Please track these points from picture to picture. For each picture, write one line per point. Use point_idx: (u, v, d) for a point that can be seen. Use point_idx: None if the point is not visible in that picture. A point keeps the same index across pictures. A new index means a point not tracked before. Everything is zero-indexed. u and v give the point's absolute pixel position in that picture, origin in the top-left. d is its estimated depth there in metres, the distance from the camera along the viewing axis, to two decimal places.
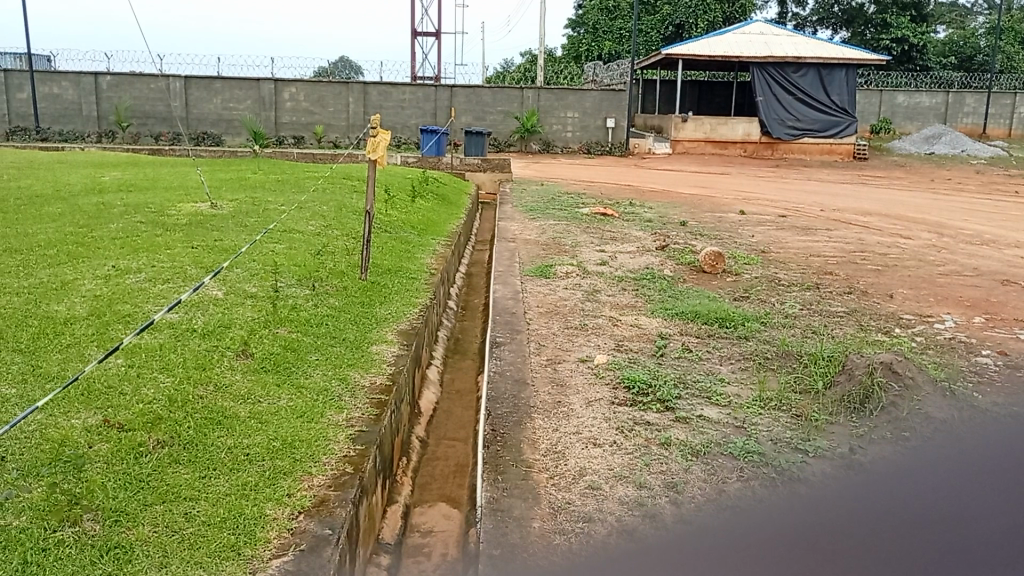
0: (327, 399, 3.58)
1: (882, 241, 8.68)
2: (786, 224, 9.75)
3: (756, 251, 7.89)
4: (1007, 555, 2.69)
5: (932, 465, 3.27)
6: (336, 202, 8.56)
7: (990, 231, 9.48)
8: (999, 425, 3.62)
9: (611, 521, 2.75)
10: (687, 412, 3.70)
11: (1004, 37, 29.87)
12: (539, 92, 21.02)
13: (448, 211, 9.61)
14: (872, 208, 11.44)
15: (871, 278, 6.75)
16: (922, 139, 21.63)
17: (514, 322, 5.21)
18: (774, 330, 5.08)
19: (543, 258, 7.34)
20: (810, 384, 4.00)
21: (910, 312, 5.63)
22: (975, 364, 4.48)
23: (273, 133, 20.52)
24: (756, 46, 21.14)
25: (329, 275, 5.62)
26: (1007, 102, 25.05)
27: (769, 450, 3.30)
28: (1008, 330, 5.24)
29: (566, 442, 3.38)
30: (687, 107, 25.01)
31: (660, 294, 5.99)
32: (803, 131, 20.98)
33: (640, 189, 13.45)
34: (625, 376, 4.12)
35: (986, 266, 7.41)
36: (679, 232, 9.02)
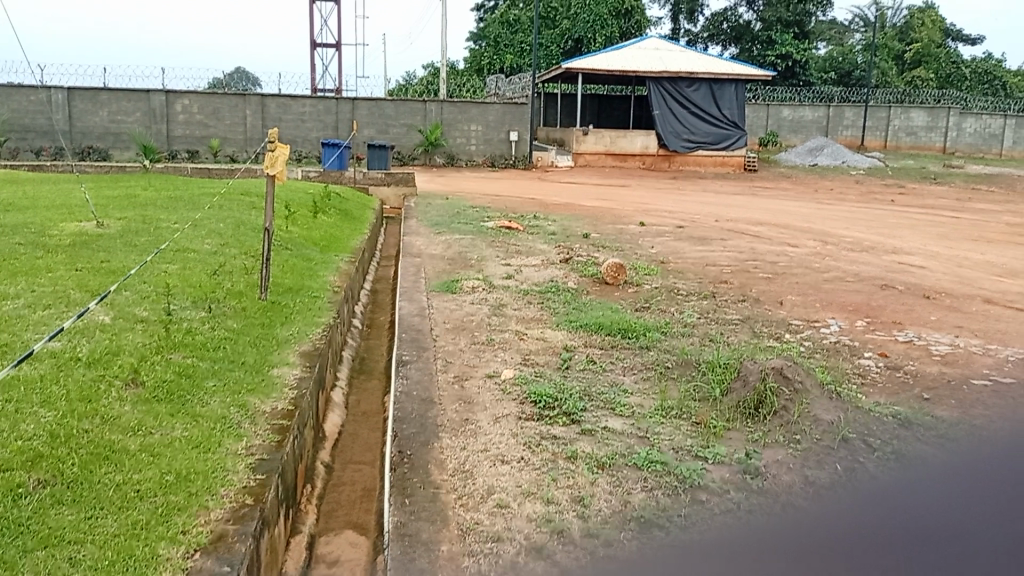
0: (225, 427, 3.45)
1: (772, 249, 9.12)
2: (683, 235, 10.10)
3: (656, 261, 8.13)
4: (893, 558, 2.83)
5: (824, 464, 3.42)
6: (234, 219, 8.29)
7: (869, 238, 10.11)
8: (883, 424, 3.84)
9: (520, 540, 2.75)
10: (592, 424, 3.76)
11: (879, 53, 31.94)
12: (442, 105, 21.03)
13: (352, 226, 9.45)
14: (763, 218, 12.01)
15: (763, 285, 7.08)
16: (806, 151, 22.86)
17: (421, 339, 5.17)
18: (673, 339, 5.24)
19: (449, 272, 7.33)
20: (708, 392, 4.14)
21: (798, 317, 5.93)
22: (859, 366, 4.74)
23: (165, 147, 19.73)
24: (652, 61, 21.83)
25: (227, 295, 5.42)
26: (883, 115, 26.86)
27: (671, 459, 3.39)
28: (887, 332, 5.59)
29: (474, 460, 3.37)
30: (588, 120, 25.57)
31: (565, 307, 6.08)
32: (697, 144, 21.79)
33: (544, 201, 13.66)
34: (532, 391, 4.15)
35: (866, 271, 7.89)
36: (582, 244, 9.18)
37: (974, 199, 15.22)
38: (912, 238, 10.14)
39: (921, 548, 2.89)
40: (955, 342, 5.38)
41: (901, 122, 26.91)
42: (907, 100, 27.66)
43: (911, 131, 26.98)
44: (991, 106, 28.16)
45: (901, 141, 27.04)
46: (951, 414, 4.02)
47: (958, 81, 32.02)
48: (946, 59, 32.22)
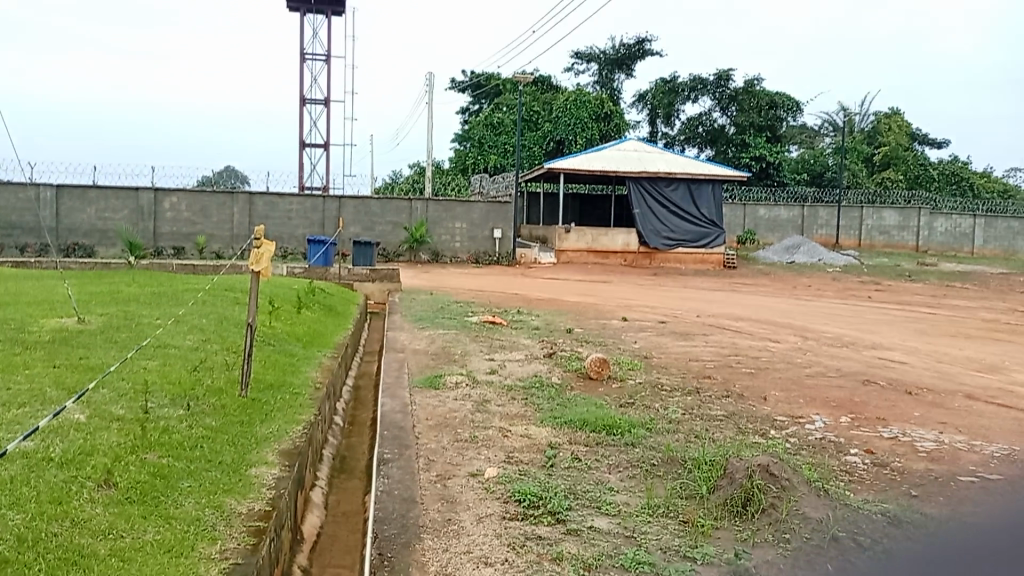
0: (199, 529, 3.35)
1: (754, 345, 9.19)
2: (666, 330, 10.18)
3: (639, 357, 8.16)
4: None
5: (814, 564, 3.34)
6: (217, 315, 8.28)
7: (848, 334, 10.22)
8: (872, 522, 3.78)
9: None
10: (578, 523, 3.69)
11: (850, 156, 33.14)
12: (427, 203, 21.46)
13: (335, 322, 9.44)
14: (744, 313, 12.15)
15: (746, 381, 7.10)
16: (783, 249, 23.34)
17: (403, 436, 5.10)
18: (659, 435, 5.20)
19: (433, 368, 7.30)
20: (695, 489, 4.08)
21: (782, 413, 5.92)
22: (845, 463, 4.70)
23: (151, 243, 19.82)
24: (631, 162, 22.53)
25: (206, 392, 5.36)
26: (856, 215, 27.55)
27: (658, 560, 3.31)
28: (872, 428, 5.57)
29: (457, 563, 3.27)
30: (571, 218, 26.13)
31: (549, 403, 6.04)
32: (677, 241, 22.24)
33: (528, 297, 13.77)
34: (516, 489, 4.07)
35: (848, 366, 7.95)
36: (566, 339, 9.21)
37: (949, 295, 15.53)
38: (891, 334, 10.27)
39: None
40: (940, 438, 5.37)
41: (874, 222, 27.68)
42: (878, 200, 28.55)
43: (884, 230, 27.74)
44: (959, 206, 29.17)
45: (875, 239, 27.69)
46: (941, 512, 3.97)
47: (926, 181, 33.21)
48: (914, 162, 33.61)
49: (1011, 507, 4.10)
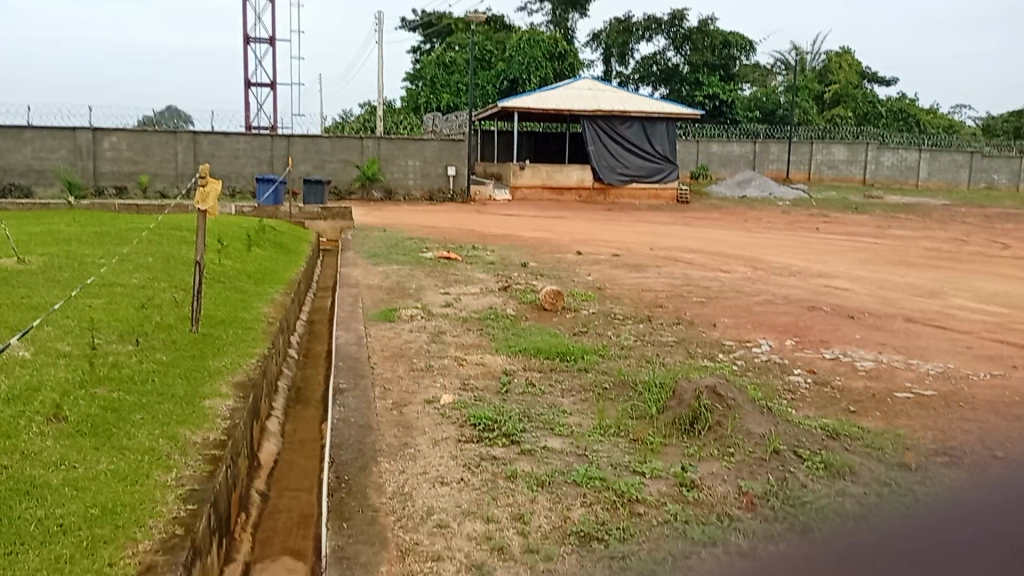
0: (154, 458, 3.34)
1: (705, 275, 9.36)
2: (619, 262, 10.29)
3: (593, 288, 8.26)
4: (828, 548, 2.87)
5: (757, 474, 3.47)
6: (164, 253, 8.10)
7: (796, 263, 10.47)
8: (812, 435, 3.94)
9: (460, 558, 2.72)
10: (532, 444, 3.78)
11: (801, 95, 33.29)
12: (379, 141, 21.06)
13: (287, 258, 9.31)
14: (696, 246, 12.33)
15: (696, 309, 7.26)
16: (735, 183, 23.59)
17: (358, 367, 5.12)
18: (611, 361, 5.32)
19: (387, 302, 7.30)
20: (645, 410, 4.20)
21: (730, 338, 6.08)
22: (788, 383, 4.89)
23: (91, 183, 19.13)
24: (585, 100, 22.32)
25: (155, 328, 5.28)
26: (806, 150, 27.91)
27: (610, 475, 3.42)
28: (814, 350, 5.78)
29: (413, 483, 3.34)
30: (525, 155, 25.97)
31: (504, 333, 6.12)
32: (631, 177, 22.30)
33: (483, 233, 13.75)
34: (471, 414, 4.14)
35: (794, 294, 8.17)
36: (521, 273, 9.26)
37: (893, 226, 15.93)
38: (837, 263, 10.55)
39: (855, 538, 2.95)
40: (879, 358, 5.60)
41: (823, 156, 28.09)
42: (828, 136, 28.94)
43: (833, 165, 28.19)
44: (906, 141, 29.74)
45: (824, 174, 28.15)
46: (876, 425, 4.18)
47: (875, 118, 33.70)
48: (863, 99, 33.95)
49: (942, 419, 4.33)
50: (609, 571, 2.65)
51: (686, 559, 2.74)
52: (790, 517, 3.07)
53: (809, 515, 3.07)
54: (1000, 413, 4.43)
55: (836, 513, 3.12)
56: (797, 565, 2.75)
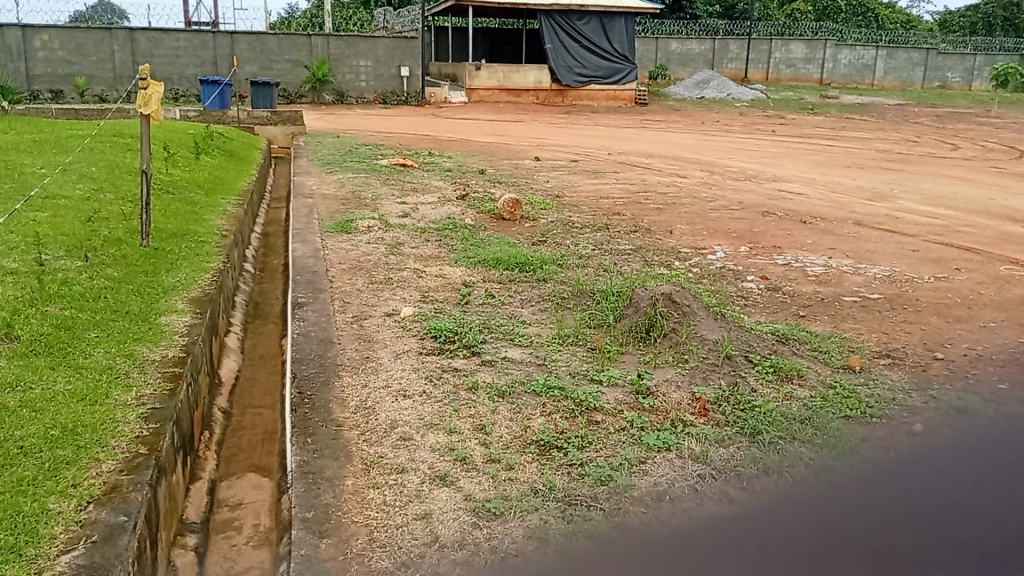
0: (111, 377, 3.32)
1: (663, 181, 9.36)
2: (577, 168, 10.21)
3: (551, 196, 8.21)
4: (780, 450, 2.99)
5: (710, 379, 3.58)
6: (108, 163, 7.78)
7: (752, 167, 10.54)
8: (762, 340, 4.07)
9: (424, 470, 2.79)
10: (492, 354, 3.85)
11: None
12: (329, 39, 20.22)
13: (238, 168, 9.03)
14: (654, 150, 12.30)
15: (654, 216, 7.29)
16: (694, 84, 23.34)
17: (317, 280, 5.08)
18: (569, 271, 5.35)
19: (343, 212, 7.18)
20: (602, 318, 4.28)
21: (687, 245, 6.15)
22: (742, 289, 5.00)
23: (24, 86, 18.09)
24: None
25: (104, 243, 5.12)
26: (765, 48, 27.60)
27: (568, 384, 3.51)
28: (768, 257, 5.88)
29: (376, 396, 3.39)
30: (481, 54, 25.23)
31: (462, 244, 6.08)
32: (589, 78, 21.87)
33: (439, 137, 13.49)
34: (432, 326, 4.17)
35: (749, 199, 8.25)
36: (479, 180, 9.14)
37: (847, 127, 16.03)
38: (791, 166, 10.66)
39: (803, 439, 3.07)
40: (829, 262, 5.73)
41: (782, 55, 27.83)
42: (787, 33, 28.60)
43: (791, 63, 27.99)
44: (864, 38, 29.57)
45: (782, 73, 27.98)
46: (825, 329, 4.34)
47: (834, 13, 33.35)
48: None
49: (887, 322, 4.50)
50: (568, 477, 2.76)
51: (642, 464, 2.86)
52: (741, 420, 3.20)
53: (758, 418, 3.20)
54: (942, 315, 4.61)
55: (785, 415, 3.25)
56: (749, 468, 2.87)
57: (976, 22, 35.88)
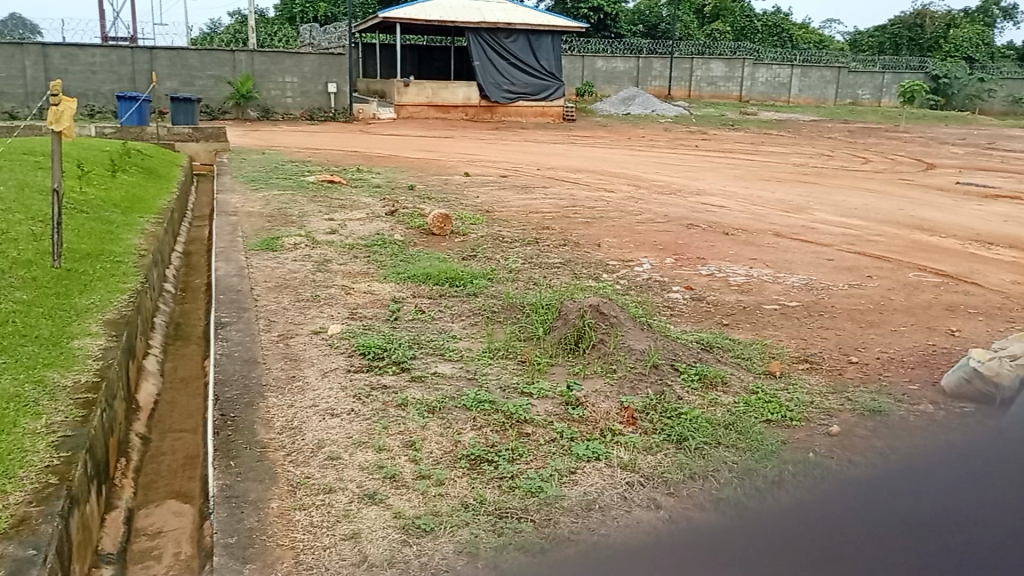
0: (19, 406, 3.15)
1: (590, 195, 9.49)
2: (507, 183, 10.28)
3: (481, 211, 8.23)
4: (709, 456, 3.04)
5: (637, 389, 3.63)
6: (17, 182, 7.44)
7: (677, 181, 10.79)
8: (687, 348, 4.16)
9: (352, 489, 2.74)
10: (422, 370, 3.82)
11: (682, 7, 33.75)
12: (253, 55, 19.87)
13: (158, 185, 8.76)
14: (581, 165, 12.46)
15: (582, 230, 7.39)
16: (620, 100, 23.80)
17: (241, 300, 4.95)
18: (499, 285, 5.37)
19: (268, 229, 7.03)
20: (532, 331, 4.30)
21: (614, 258, 6.25)
22: (668, 299, 5.11)
23: None
24: (470, 11, 21.67)
25: (12, 265, 4.88)
26: (687, 66, 28.40)
27: (498, 398, 3.50)
28: (692, 268, 6.02)
29: (302, 416, 3.31)
30: (409, 70, 25.19)
31: (391, 260, 6.03)
32: (517, 94, 22.07)
33: (368, 154, 13.38)
34: (361, 344, 4.12)
35: (674, 212, 8.44)
36: (408, 196, 9.08)
37: (766, 142, 16.60)
38: (714, 180, 10.97)
39: (729, 444, 3.13)
40: (750, 272, 5.91)
41: (703, 73, 28.71)
42: (708, 52, 29.54)
43: (711, 81, 28.90)
44: (780, 56, 30.74)
45: (703, 90, 28.85)
46: (747, 336, 4.46)
47: (752, 33, 34.60)
48: (740, 13, 34.66)
49: (805, 328, 4.66)
50: (499, 491, 2.75)
51: (572, 475, 2.88)
52: (668, 428, 3.25)
53: (684, 425, 3.27)
54: (856, 321, 4.81)
55: (710, 422, 3.31)
56: (679, 475, 2.90)
57: (884, 42, 37.72)
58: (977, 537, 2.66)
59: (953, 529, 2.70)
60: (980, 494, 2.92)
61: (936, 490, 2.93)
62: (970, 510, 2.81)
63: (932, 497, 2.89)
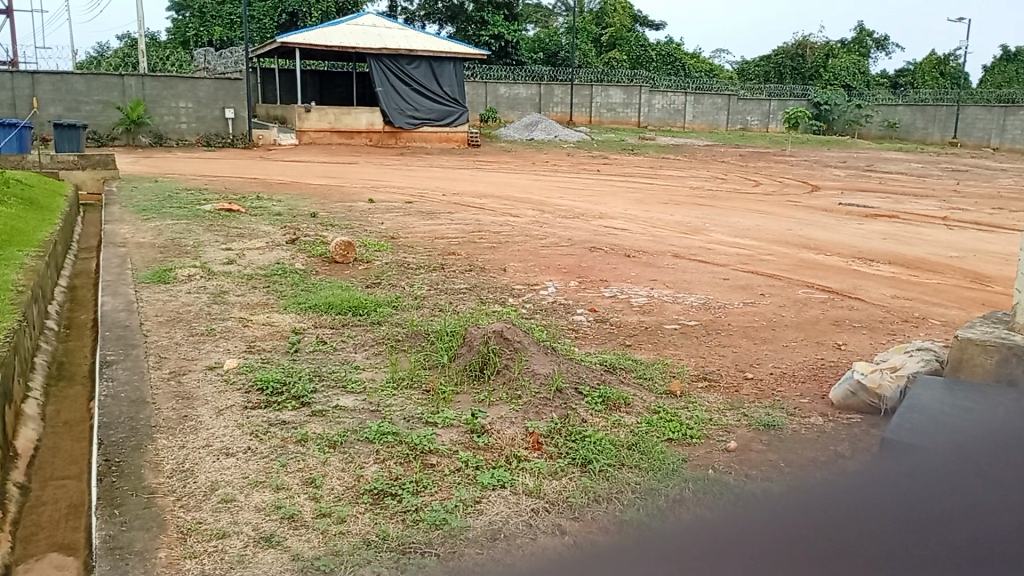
0: None
1: (495, 220, 9.55)
2: (411, 209, 10.22)
3: (386, 237, 8.14)
4: (616, 481, 3.04)
5: (543, 413, 3.64)
6: None
7: (579, 205, 11.01)
8: (591, 370, 4.20)
9: (248, 533, 2.62)
10: (323, 404, 3.71)
11: (580, 36, 34.76)
12: (144, 80, 19.15)
13: (39, 216, 8.26)
14: (486, 190, 12.54)
15: (488, 254, 7.42)
16: (523, 126, 24.17)
17: (129, 336, 4.70)
18: (404, 312, 5.32)
19: (160, 261, 6.74)
20: (437, 360, 4.25)
21: (519, 282, 6.30)
22: (572, 322, 5.18)
23: None
24: (372, 38, 21.57)
25: None
26: (587, 93, 29.14)
27: (402, 428, 3.44)
28: (596, 290, 6.13)
29: (194, 458, 3.15)
30: (310, 96, 24.82)
31: (292, 289, 5.88)
32: (421, 120, 22.09)
33: (268, 181, 13.06)
34: (258, 378, 3.97)
35: (578, 235, 8.59)
36: (310, 223, 8.90)
37: (664, 166, 17.18)
38: (615, 204, 11.25)
39: (636, 467, 3.16)
40: (651, 293, 6.06)
41: (602, 99, 29.53)
42: (606, 79, 30.42)
43: (610, 107, 29.76)
44: (674, 84, 31.96)
45: (603, 116, 29.66)
46: (649, 356, 4.57)
47: (647, 62, 35.87)
48: (635, 42, 35.88)
49: (703, 346, 4.80)
50: (403, 524, 2.69)
51: (477, 504, 2.84)
52: (573, 451, 3.27)
53: (588, 448, 3.29)
54: (750, 337, 5.00)
55: (612, 443, 3.35)
56: (587, 502, 2.89)
57: (768, 71, 39.79)
58: (879, 524, 2.71)
59: (858, 523, 2.75)
60: (883, 489, 2.97)
61: (840, 492, 2.99)
62: (873, 502, 2.86)
63: (835, 498, 2.95)
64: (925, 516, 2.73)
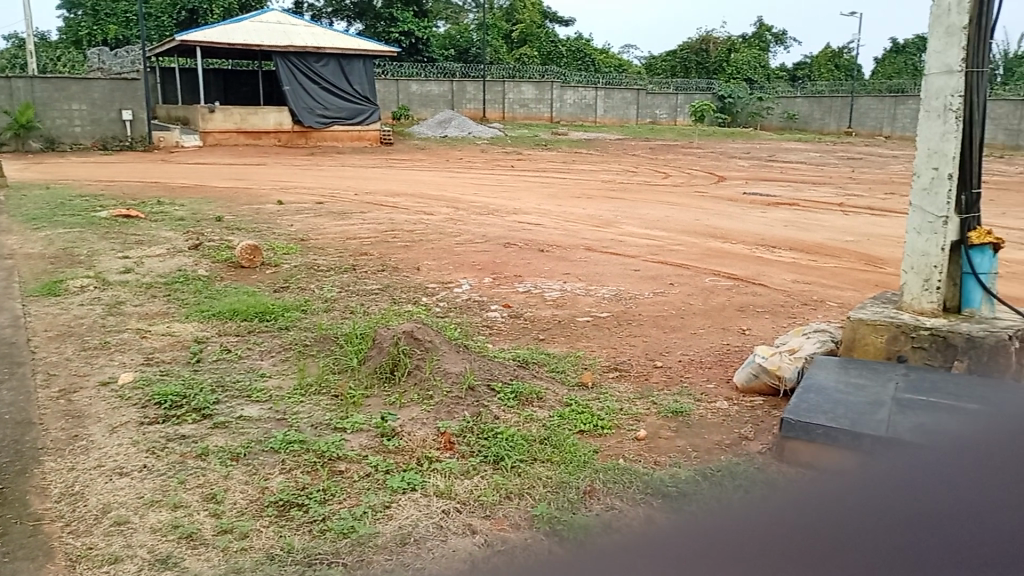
0: None
1: (408, 219, 9.44)
2: (322, 211, 9.98)
3: (295, 239, 7.94)
4: (528, 479, 3.02)
5: (455, 412, 3.60)
6: None
7: (493, 201, 11.00)
8: (503, 367, 4.18)
9: (143, 556, 2.49)
10: (226, 415, 3.57)
11: (490, 33, 34.86)
12: (32, 82, 18.11)
13: None
14: (398, 189, 12.39)
15: (400, 254, 7.32)
16: (436, 124, 24.00)
17: (14, 353, 4.41)
18: (314, 316, 5.19)
19: (51, 272, 6.37)
20: (346, 363, 4.16)
21: (433, 281, 6.23)
22: (486, 318, 5.16)
23: None
24: (277, 35, 20.96)
25: None
26: (499, 89, 29.16)
27: (309, 436, 3.35)
28: (509, 285, 6.12)
29: (84, 479, 2.98)
30: (214, 96, 23.99)
31: (195, 296, 5.65)
32: (331, 119, 21.67)
33: (170, 185, 12.55)
34: (155, 392, 3.79)
35: (491, 231, 8.58)
36: (215, 228, 8.59)
37: (576, 161, 17.35)
38: (528, 199, 11.29)
39: (548, 463, 3.15)
40: (564, 287, 6.09)
41: (515, 95, 29.61)
42: (518, 75, 30.54)
43: (523, 103, 29.89)
44: (585, 79, 32.37)
45: (516, 112, 29.76)
46: (561, 349, 4.58)
47: (557, 58, 36.17)
48: (545, 38, 36.16)
49: (615, 337, 4.86)
50: (308, 536, 2.61)
51: (386, 509, 2.79)
52: (484, 449, 3.25)
53: (500, 445, 3.28)
54: (660, 326, 5.09)
55: (523, 438, 3.34)
56: (499, 501, 2.87)
57: (675, 66, 40.79)
58: (786, 501, 2.78)
59: (765, 502, 2.81)
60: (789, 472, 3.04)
61: (746, 476, 3.05)
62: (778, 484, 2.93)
63: (742, 482, 3.00)
64: (825, 490, 2.81)
